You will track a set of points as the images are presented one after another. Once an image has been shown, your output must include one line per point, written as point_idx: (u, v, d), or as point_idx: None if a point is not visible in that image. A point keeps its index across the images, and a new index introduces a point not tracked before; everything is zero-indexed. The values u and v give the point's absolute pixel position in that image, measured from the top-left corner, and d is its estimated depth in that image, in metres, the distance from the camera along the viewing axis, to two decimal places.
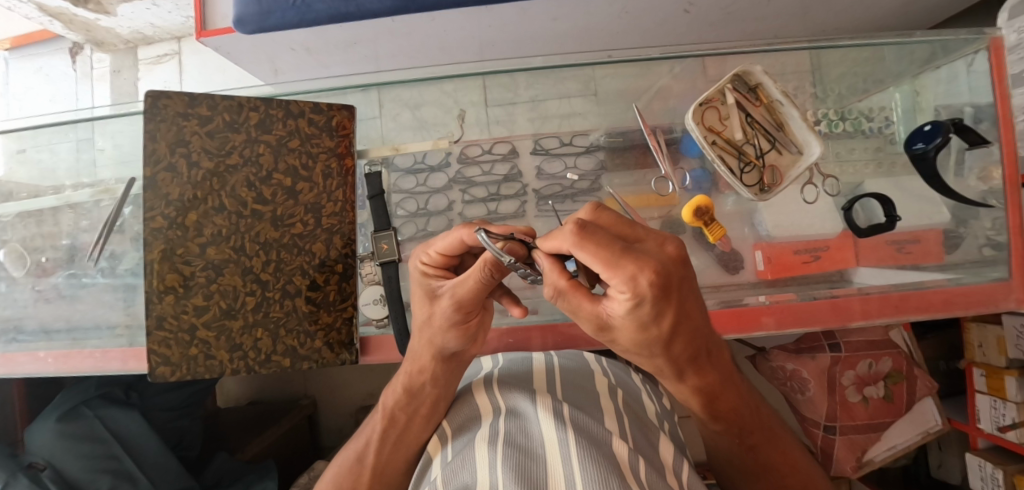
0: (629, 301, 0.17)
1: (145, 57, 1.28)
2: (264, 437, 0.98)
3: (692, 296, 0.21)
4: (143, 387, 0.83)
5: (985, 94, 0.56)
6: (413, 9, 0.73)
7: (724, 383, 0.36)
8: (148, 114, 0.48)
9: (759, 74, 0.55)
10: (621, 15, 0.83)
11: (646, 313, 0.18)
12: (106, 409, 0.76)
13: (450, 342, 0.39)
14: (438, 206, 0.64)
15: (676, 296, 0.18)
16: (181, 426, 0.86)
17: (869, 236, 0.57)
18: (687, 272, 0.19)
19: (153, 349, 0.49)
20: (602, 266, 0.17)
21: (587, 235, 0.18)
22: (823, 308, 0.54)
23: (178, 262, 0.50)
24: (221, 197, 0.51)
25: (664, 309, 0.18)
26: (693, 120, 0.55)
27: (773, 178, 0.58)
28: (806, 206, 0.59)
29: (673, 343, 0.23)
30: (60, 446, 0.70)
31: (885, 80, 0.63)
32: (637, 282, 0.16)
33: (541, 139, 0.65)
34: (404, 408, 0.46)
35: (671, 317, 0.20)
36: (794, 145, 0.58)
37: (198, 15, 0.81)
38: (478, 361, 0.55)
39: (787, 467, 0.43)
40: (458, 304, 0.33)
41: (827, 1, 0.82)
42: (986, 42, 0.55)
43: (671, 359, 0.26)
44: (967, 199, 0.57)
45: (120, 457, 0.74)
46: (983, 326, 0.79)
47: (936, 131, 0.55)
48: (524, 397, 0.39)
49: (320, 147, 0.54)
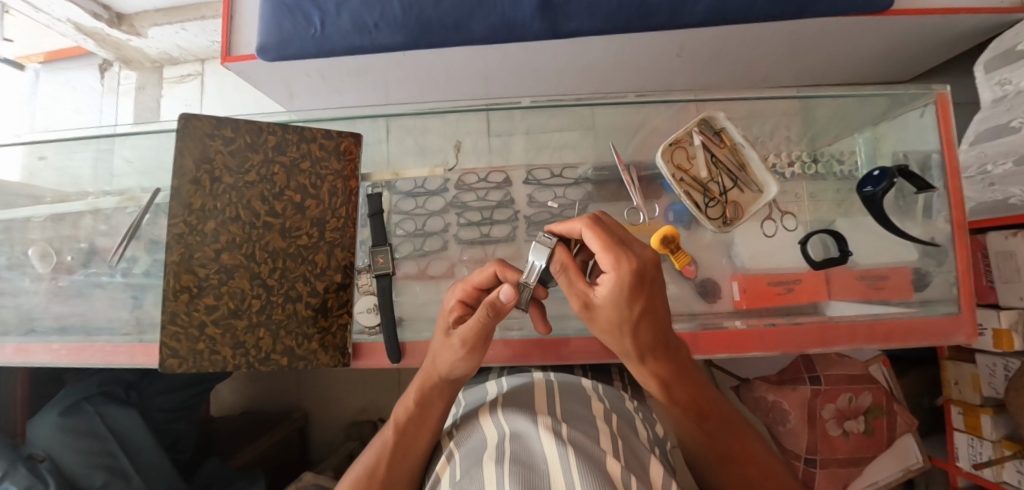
0: (611, 278, 0.30)
1: (169, 75, 1.36)
2: (257, 444, 0.99)
3: (658, 296, 0.32)
4: (143, 386, 0.84)
5: (933, 142, 0.61)
6: (422, 44, 0.82)
7: (681, 371, 0.40)
8: (179, 132, 0.52)
9: (722, 120, 0.62)
10: (618, 55, 0.92)
11: (623, 295, 0.31)
12: (106, 406, 0.76)
13: (457, 371, 0.47)
14: (434, 227, 0.68)
15: (646, 284, 0.31)
16: (175, 429, 0.88)
17: (824, 268, 0.61)
18: (658, 279, 0.32)
19: (165, 343, 0.52)
20: (603, 248, 0.31)
21: (597, 230, 0.33)
22: (811, 331, 0.57)
23: (194, 264, 0.53)
24: (239, 208, 0.55)
25: (635, 292, 0.30)
26: (662, 158, 0.62)
27: (735, 212, 0.64)
28: (765, 239, 0.64)
29: (638, 329, 0.33)
30: (60, 441, 0.70)
31: (850, 128, 0.69)
32: (618, 263, 0.30)
33: (534, 169, 0.70)
34: (414, 419, 0.50)
35: (639, 302, 0.31)
36: (754, 184, 0.65)
37: (224, 42, 0.89)
38: (481, 386, 0.58)
39: (747, 457, 0.45)
40: (462, 342, 0.43)
41: (814, 47, 0.92)
42: (933, 97, 0.60)
43: (636, 347, 0.35)
44: (907, 236, 0.61)
45: (116, 454, 0.74)
46: (959, 364, 0.84)
47: (884, 176, 0.59)
48: (523, 417, 0.42)
49: (328, 169, 0.59)
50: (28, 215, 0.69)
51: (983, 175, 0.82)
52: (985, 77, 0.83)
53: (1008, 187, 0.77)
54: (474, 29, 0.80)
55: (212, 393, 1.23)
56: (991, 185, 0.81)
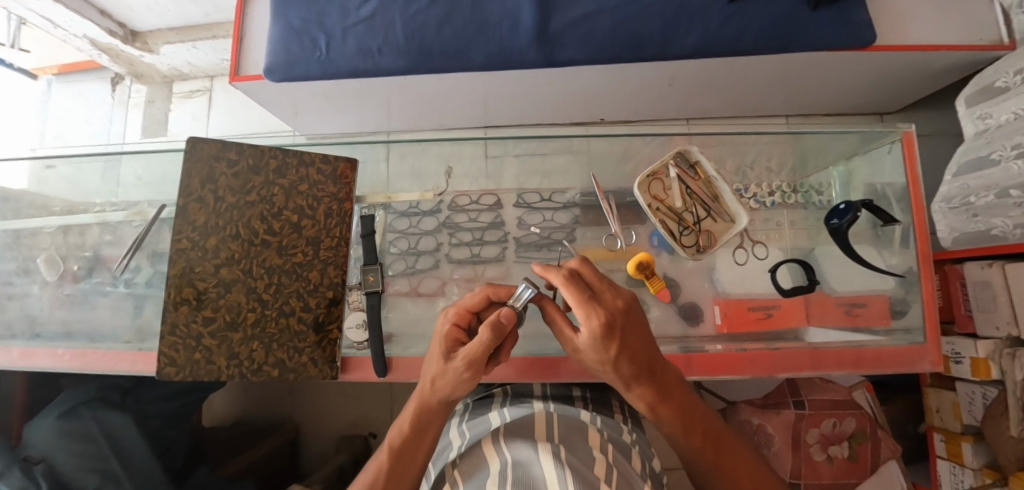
0: (588, 330, 0.35)
1: (179, 90, 1.41)
2: (245, 456, 0.98)
3: (633, 336, 0.37)
4: (140, 392, 0.79)
5: (901, 176, 0.65)
6: (424, 69, 0.86)
7: (666, 390, 0.42)
8: (188, 154, 0.56)
9: (696, 154, 0.66)
10: (611, 84, 0.97)
11: (600, 342, 0.36)
12: (103, 411, 0.72)
13: (456, 393, 0.45)
14: (428, 246, 0.71)
15: (617, 331, 0.35)
16: (168, 436, 0.81)
17: (791, 296, 0.63)
18: (631, 322, 0.37)
19: (163, 351, 0.54)
20: (579, 305, 0.36)
21: (571, 286, 0.37)
22: (803, 355, 0.59)
23: (195, 278, 0.55)
24: (239, 226, 0.57)
25: (609, 340, 0.35)
26: (639, 189, 0.65)
27: (708, 241, 0.66)
28: (737, 267, 0.67)
29: (621, 365, 0.38)
30: (57, 442, 0.68)
31: (825, 162, 0.73)
32: (591, 318, 0.35)
33: (525, 194, 0.74)
34: (408, 444, 0.47)
35: (615, 346, 0.36)
36: (727, 215, 0.67)
37: (233, 62, 0.93)
38: (485, 418, 0.54)
39: (747, 477, 0.45)
40: (467, 362, 0.42)
41: (803, 79, 0.97)
42: (899, 135, 0.64)
43: (624, 379, 0.39)
44: (870, 265, 0.64)
45: (109, 458, 0.70)
46: (940, 391, 0.86)
47: (849, 209, 0.63)
48: (526, 445, 0.39)
49: (325, 192, 0.61)
50: (38, 225, 0.72)
51: (966, 206, 0.83)
52: (966, 111, 0.86)
53: (990, 218, 0.79)
54: (473, 57, 0.85)
55: (205, 403, 1.22)
56: (974, 216, 0.82)
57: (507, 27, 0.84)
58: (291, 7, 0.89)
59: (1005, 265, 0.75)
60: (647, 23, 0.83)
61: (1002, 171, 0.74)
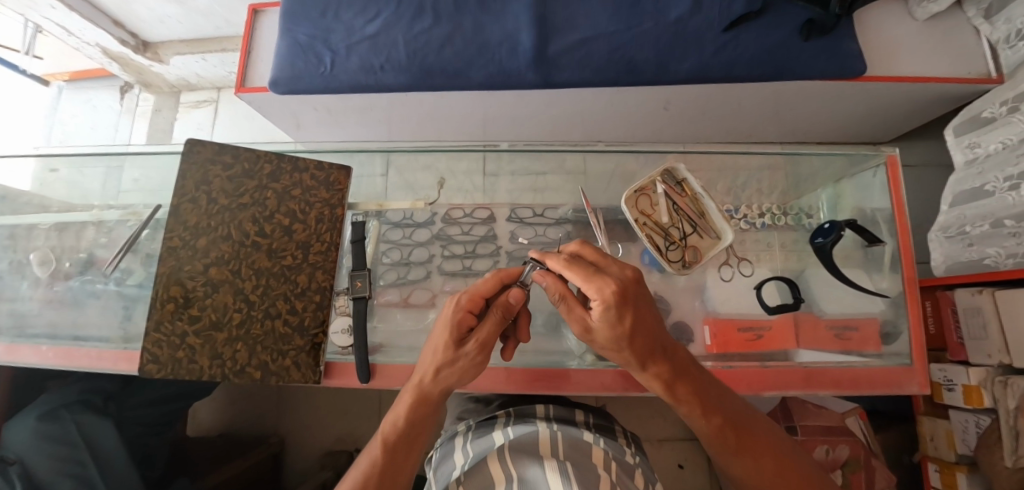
0: (600, 304, 0.35)
1: (186, 100, 1.44)
2: (227, 469, 0.94)
3: (643, 307, 0.37)
4: (123, 398, 0.77)
5: (886, 201, 0.65)
6: (424, 86, 0.89)
7: (679, 369, 0.43)
8: (185, 156, 0.58)
9: (683, 171, 0.67)
10: (608, 106, 0.99)
11: (613, 314, 0.35)
12: (85, 415, 0.69)
13: (457, 381, 0.45)
14: (420, 257, 0.71)
15: (628, 301, 0.35)
16: (148, 445, 0.81)
17: (777, 314, 0.64)
18: (639, 292, 0.37)
19: (147, 348, 0.53)
20: (585, 279, 0.35)
21: (574, 264, 0.37)
22: (797, 376, 0.58)
23: (184, 276, 0.56)
24: (231, 228, 0.58)
25: (621, 311, 0.35)
26: (626, 204, 0.66)
27: (694, 256, 0.66)
28: (722, 283, 0.67)
29: (634, 340, 0.38)
30: (35, 445, 0.65)
31: (814, 183, 0.75)
32: (602, 289, 0.34)
33: (517, 208, 0.74)
34: (405, 436, 0.45)
35: (628, 317, 0.35)
36: (713, 231, 0.68)
37: (239, 74, 0.95)
38: (487, 435, 0.49)
39: (769, 449, 0.45)
40: (482, 345, 0.43)
41: (795, 107, 1.00)
42: (883, 158, 0.65)
43: (636, 354, 0.39)
44: (859, 286, 0.65)
45: (87, 464, 0.67)
46: (934, 420, 0.85)
47: (832, 228, 0.65)
48: (533, 464, 0.38)
49: (317, 197, 0.62)
50: (34, 223, 0.72)
51: (961, 234, 0.85)
52: (954, 141, 0.88)
53: (984, 247, 0.80)
54: (473, 76, 0.88)
55: (192, 412, 1.20)
56: (969, 244, 0.84)
57: (506, 48, 0.87)
58: (299, 24, 0.93)
59: (995, 291, 0.75)
60: (642, 49, 0.86)
61: (998, 202, 0.76)
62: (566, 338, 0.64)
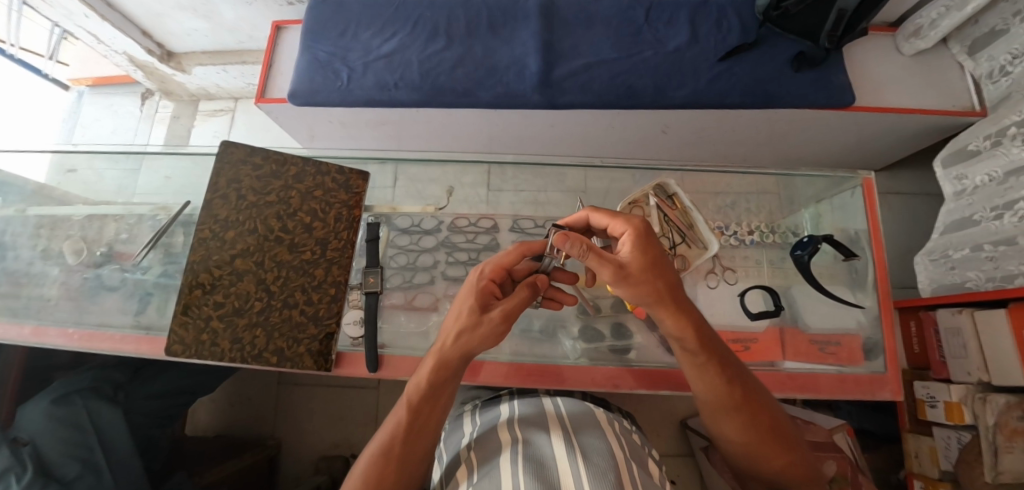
0: (632, 232, 0.42)
1: (204, 109, 1.50)
2: (224, 467, 0.94)
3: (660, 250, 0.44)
4: (130, 389, 0.80)
5: (861, 221, 0.71)
6: (436, 103, 0.94)
7: (697, 320, 0.45)
8: (219, 156, 0.62)
9: (673, 186, 0.72)
10: (609, 128, 1.05)
11: (642, 243, 0.42)
12: (95, 402, 0.72)
13: (480, 348, 0.46)
14: (425, 263, 0.74)
15: (652, 236, 0.43)
16: (152, 436, 0.82)
17: (758, 320, 0.68)
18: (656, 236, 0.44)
19: (174, 329, 0.56)
20: (614, 217, 0.44)
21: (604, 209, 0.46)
22: (781, 378, 0.63)
23: (211, 265, 0.59)
24: (257, 223, 0.62)
25: (649, 241, 0.42)
26: None
27: (682, 264, 0.71)
28: (709, 290, 0.71)
29: (657, 275, 0.41)
30: (49, 428, 0.67)
31: (798, 203, 0.78)
32: (633, 220, 0.43)
33: (519, 219, 0.77)
34: (425, 397, 0.46)
35: (654, 248, 0.42)
36: (701, 241, 0.72)
37: (262, 85, 1.01)
38: (496, 407, 0.56)
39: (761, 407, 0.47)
40: (506, 314, 0.45)
41: (785, 134, 1.06)
42: (859, 181, 0.72)
43: (657, 293, 0.42)
44: (841, 298, 0.69)
45: (93, 447, 0.69)
46: (918, 436, 0.88)
47: (811, 242, 0.70)
48: (537, 436, 0.42)
49: (337, 199, 0.66)
50: (67, 214, 0.76)
51: (944, 258, 0.90)
52: (943, 172, 0.92)
53: (966, 271, 0.85)
54: (481, 96, 0.93)
55: (190, 412, 1.21)
56: (952, 268, 0.89)
57: (514, 71, 0.94)
58: (320, 42, 0.99)
59: (974, 310, 0.79)
60: (641, 76, 0.92)
61: (981, 230, 0.81)
62: (560, 344, 0.66)
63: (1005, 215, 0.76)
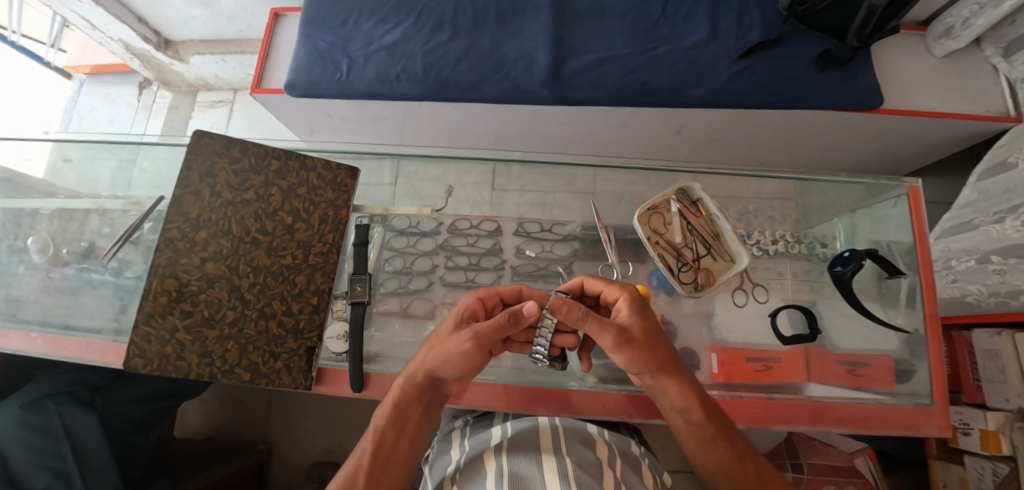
0: (628, 298, 0.43)
1: (203, 100, 1.45)
2: (208, 474, 0.88)
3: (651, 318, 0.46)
4: (110, 392, 0.75)
5: (907, 235, 0.63)
6: (438, 98, 0.89)
7: (697, 390, 0.45)
8: (191, 147, 0.56)
9: (698, 191, 0.68)
10: (620, 127, 1.00)
11: (638, 309, 0.43)
12: (68, 407, 0.68)
13: (449, 372, 0.43)
14: (422, 267, 0.70)
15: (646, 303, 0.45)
16: (130, 443, 0.78)
17: (792, 346, 0.61)
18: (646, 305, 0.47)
19: (134, 342, 0.51)
20: (609, 283, 0.45)
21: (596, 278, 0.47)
22: (804, 410, 0.55)
23: (179, 269, 0.54)
24: (232, 223, 0.57)
25: (644, 307, 0.44)
26: (639, 221, 0.66)
27: (707, 278, 0.67)
28: (737, 309, 0.65)
29: (656, 339, 0.43)
30: (14, 436, 0.63)
31: (831, 212, 0.72)
32: (627, 286, 0.45)
33: (524, 223, 0.73)
34: (393, 423, 0.44)
35: (650, 315, 0.44)
36: (727, 254, 0.68)
37: (256, 75, 0.96)
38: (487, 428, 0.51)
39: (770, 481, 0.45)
40: (476, 339, 0.40)
41: (805, 138, 1.00)
42: (906, 188, 0.64)
43: (658, 358, 0.43)
44: (876, 318, 0.62)
45: (65, 456, 0.65)
46: (947, 465, 0.83)
47: (852, 257, 0.62)
48: (528, 462, 0.37)
49: (323, 197, 0.61)
50: (38, 207, 0.72)
51: (947, 269, 0.86)
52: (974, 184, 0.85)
53: (966, 284, 0.81)
54: (486, 90, 0.88)
55: (180, 411, 1.18)
56: (953, 280, 0.85)
57: (522, 65, 0.88)
58: (318, 32, 0.95)
59: (1014, 332, 0.72)
60: (656, 74, 0.86)
61: (982, 235, 0.79)
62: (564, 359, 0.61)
63: (1007, 219, 0.74)
